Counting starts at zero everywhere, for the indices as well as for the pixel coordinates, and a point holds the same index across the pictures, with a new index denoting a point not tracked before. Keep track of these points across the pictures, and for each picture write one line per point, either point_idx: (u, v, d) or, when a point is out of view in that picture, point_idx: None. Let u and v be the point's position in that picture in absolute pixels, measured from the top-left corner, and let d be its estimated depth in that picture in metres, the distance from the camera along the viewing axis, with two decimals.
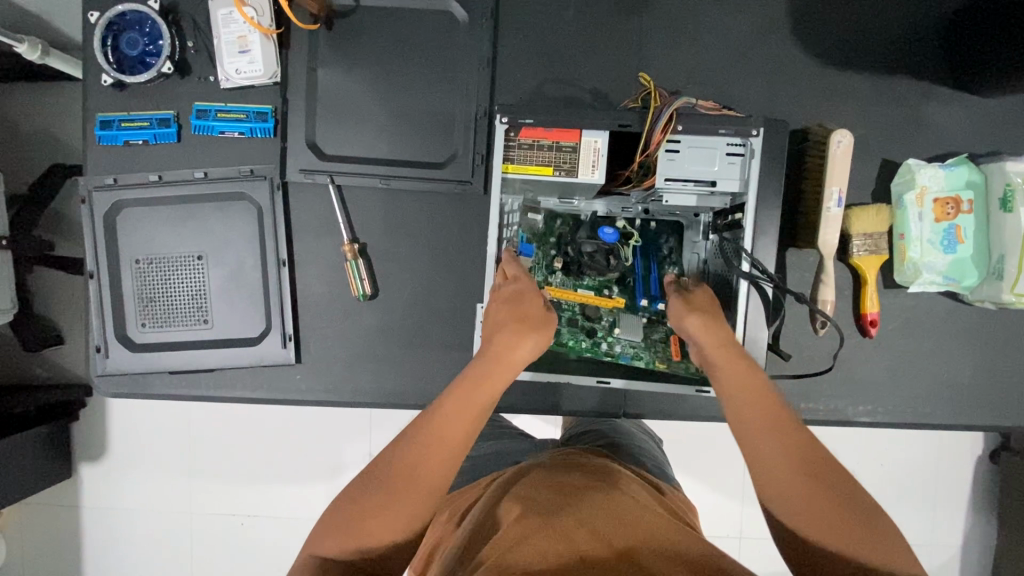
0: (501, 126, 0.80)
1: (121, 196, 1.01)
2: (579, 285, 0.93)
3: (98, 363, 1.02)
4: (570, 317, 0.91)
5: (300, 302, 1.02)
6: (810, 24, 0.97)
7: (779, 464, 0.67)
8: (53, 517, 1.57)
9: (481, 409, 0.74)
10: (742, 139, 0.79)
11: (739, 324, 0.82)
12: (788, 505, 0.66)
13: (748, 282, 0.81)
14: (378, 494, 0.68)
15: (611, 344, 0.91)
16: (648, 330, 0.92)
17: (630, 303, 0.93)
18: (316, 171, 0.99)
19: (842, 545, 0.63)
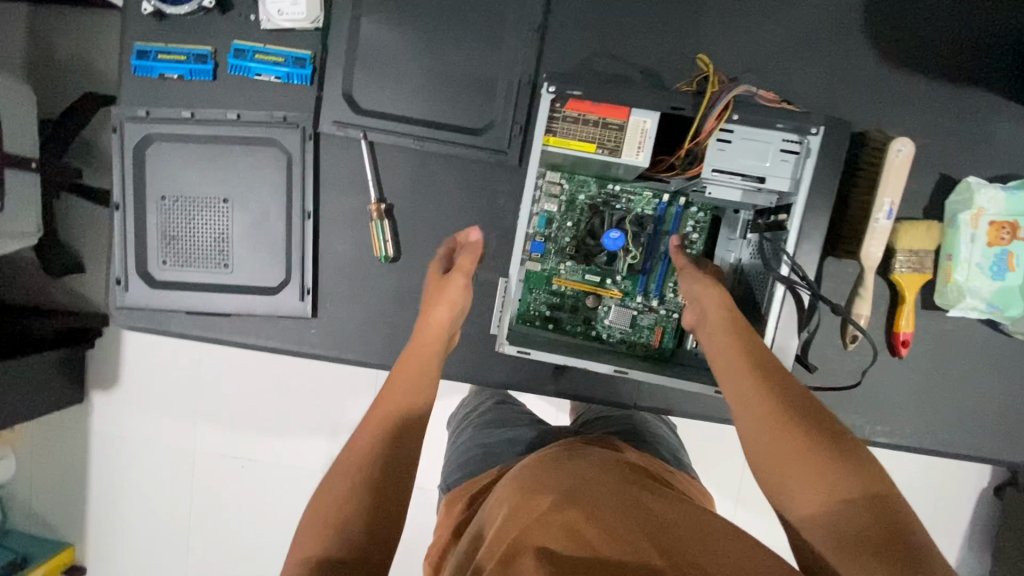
0: (547, 96, 0.77)
1: (152, 129, 0.99)
2: (585, 270, 0.91)
3: (118, 295, 1.02)
4: (573, 304, 0.92)
5: (321, 256, 1.00)
6: (883, 21, 0.91)
7: (756, 394, 0.65)
8: (64, 438, 1.62)
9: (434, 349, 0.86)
10: (799, 136, 0.76)
11: (771, 329, 0.79)
12: (754, 429, 0.63)
13: (784, 286, 0.78)
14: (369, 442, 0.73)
15: (604, 332, 0.93)
16: (637, 318, 0.91)
17: (625, 294, 0.91)
18: (350, 125, 0.97)
19: (813, 472, 0.58)
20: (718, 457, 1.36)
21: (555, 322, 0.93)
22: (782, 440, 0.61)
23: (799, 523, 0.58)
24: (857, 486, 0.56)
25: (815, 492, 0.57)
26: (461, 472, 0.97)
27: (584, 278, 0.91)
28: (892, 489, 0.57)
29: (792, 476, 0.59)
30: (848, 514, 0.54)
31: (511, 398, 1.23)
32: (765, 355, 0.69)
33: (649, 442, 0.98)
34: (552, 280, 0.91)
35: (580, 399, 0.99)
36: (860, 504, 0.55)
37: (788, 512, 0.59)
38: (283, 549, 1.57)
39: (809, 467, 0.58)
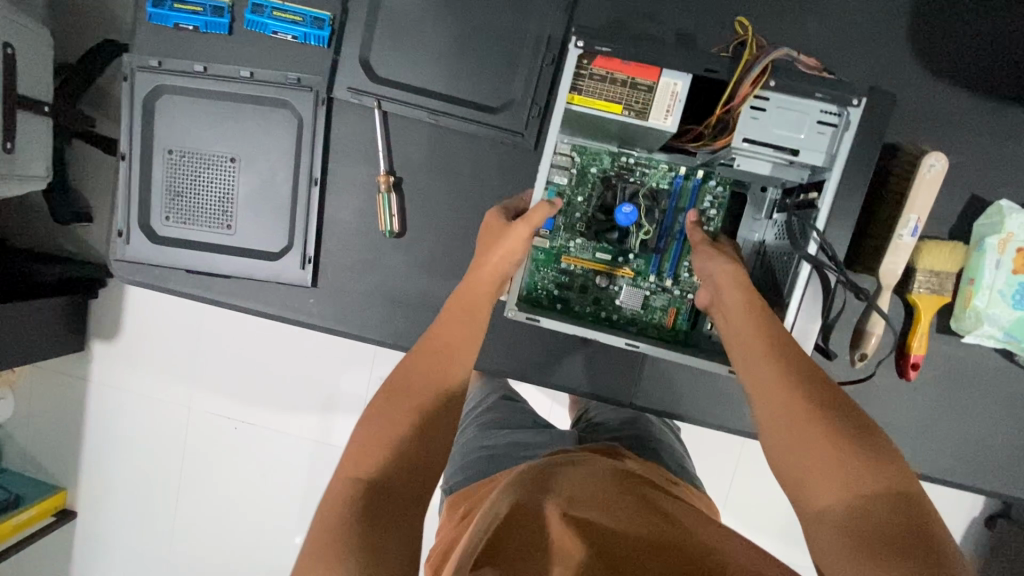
0: (574, 50, 0.72)
1: (163, 80, 0.97)
2: (596, 247, 0.88)
3: (118, 248, 1.00)
4: (582, 283, 0.90)
5: (325, 226, 0.98)
6: (928, 29, 0.87)
7: (772, 377, 0.62)
8: (63, 384, 1.63)
9: (479, 303, 0.78)
10: (838, 108, 0.72)
11: (792, 310, 0.77)
12: (769, 415, 0.60)
13: (811, 265, 0.75)
14: (399, 405, 0.66)
15: (613, 311, 0.90)
16: (649, 298, 0.89)
17: (638, 273, 0.88)
18: (365, 92, 0.94)
19: (827, 463, 0.55)
20: (710, 463, 1.35)
21: (564, 303, 0.91)
22: (796, 430, 0.58)
23: (811, 514, 0.55)
24: (876, 480, 0.53)
25: (829, 485, 0.54)
26: (464, 475, 0.98)
27: (595, 256, 0.88)
28: (913, 484, 0.54)
29: (807, 467, 0.56)
30: (866, 511, 0.52)
31: (514, 395, 1.24)
32: (785, 337, 0.66)
33: (654, 452, 0.99)
34: (561, 258, 0.89)
35: (575, 392, 0.99)
36: (877, 498, 0.52)
37: (801, 504, 0.56)
38: (269, 514, 1.58)
39: (824, 460, 0.55)
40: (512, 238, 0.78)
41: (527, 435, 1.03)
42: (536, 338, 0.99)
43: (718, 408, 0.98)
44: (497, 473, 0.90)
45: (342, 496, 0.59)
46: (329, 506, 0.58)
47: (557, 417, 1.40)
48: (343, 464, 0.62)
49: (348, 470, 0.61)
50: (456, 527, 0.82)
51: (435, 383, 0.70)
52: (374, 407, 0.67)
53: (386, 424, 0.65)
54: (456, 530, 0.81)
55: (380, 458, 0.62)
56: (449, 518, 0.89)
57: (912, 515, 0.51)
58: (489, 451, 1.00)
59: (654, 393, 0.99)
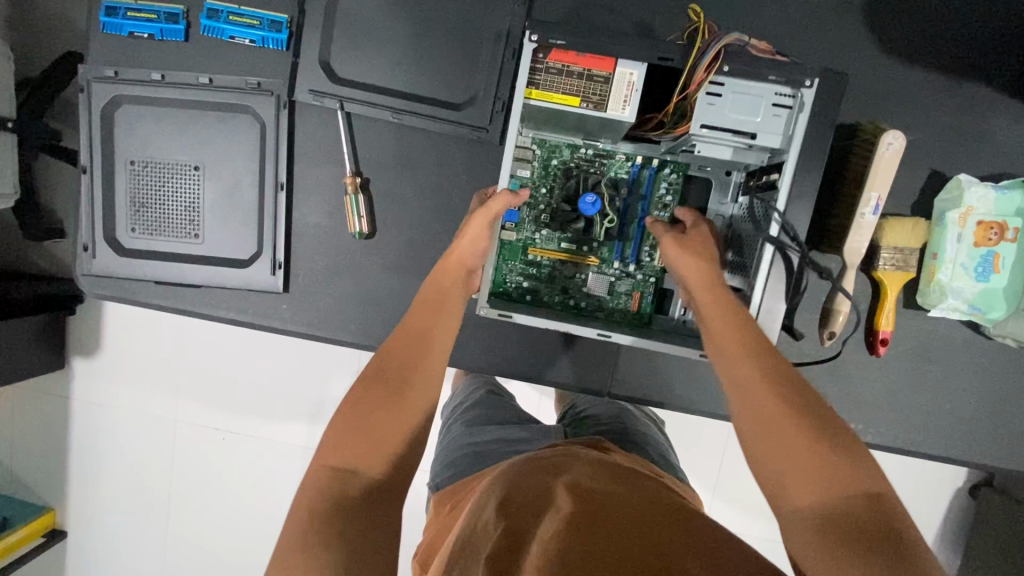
0: (528, 45, 0.73)
1: (121, 91, 0.96)
2: (561, 238, 0.88)
3: (85, 262, 0.99)
4: (551, 274, 0.90)
5: (294, 230, 0.98)
6: (882, 9, 0.88)
7: (754, 383, 0.61)
8: (44, 402, 1.61)
9: (452, 296, 0.76)
10: (792, 90, 0.72)
11: (758, 291, 0.78)
12: (748, 420, 0.60)
13: (774, 247, 0.76)
14: (374, 393, 0.63)
15: (581, 299, 0.91)
16: (615, 285, 0.90)
17: (603, 260, 0.89)
18: (326, 94, 0.93)
19: (802, 467, 0.56)
20: (696, 448, 1.36)
21: (534, 294, 0.91)
22: (772, 432, 0.58)
23: (785, 513, 0.56)
24: (851, 481, 0.54)
25: (801, 490, 0.55)
26: (449, 472, 0.98)
27: (560, 246, 0.89)
28: (881, 479, 0.55)
29: (784, 467, 0.56)
30: (841, 512, 0.53)
31: (499, 390, 1.25)
32: (758, 335, 0.66)
33: (637, 443, 1.00)
34: (528, 250, 0.89)
35: (554, 384, 1.00)
36: (847, 500, 0.54)
37: (778, 504, 0.57)
38: (259, 523, 1.58)
39: (803, 463, 0.56)
40: (475, 224, 0.77)
41: (512, 430, 1.03)
42: (512, 334, 0.99)
43: (695, 394, 0.99)
44: (474, 474, 0.91)
45: (319, 484, 0.57)
46: (304, 494, 0.56)
47: (543, 410, 1.40)
48: (320, 449, 0.60)
49: (326, 458, 0.59)
50: (442, 521, 0.82)
51: (415, 371, 0.66)
52: (355, 394, 0.63)
53: (367, 417, 0.61)
54: (441, 524, 0.81)
55: (366, 442, 0.60)
56: (434, 514, 0.90)
57: (883, 513, 0.53)
58: (474, 449, 1.00)
59: (632, 381, 0.99)
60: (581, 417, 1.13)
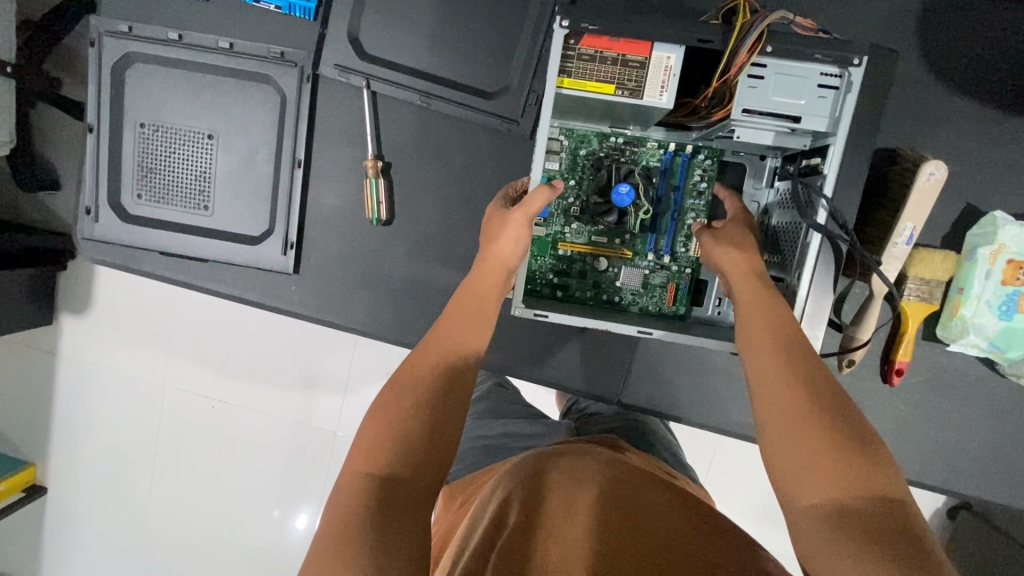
0: (560, 31, 0.66)
1: (134, 48, 0.90)
2: (592, 231, 0.86)
3: (87, 226, 0.95)
4: (582, 269, 0.88)
5: (308, 210, 0.94)
6: (936, 33, 0.85)
7: (778, 374, 0.58)
8: (30, 358, 1.57)
9: (489, 293, 0.74)
10: (839, 70, 0.66)
11: (806, 279, 0.71)
12: (767, 410, 0.57)
13: (821, 235, 0.70)
14: (406, 396, 0.61)
15: (614, 293, 0.89)
16: (648, 277, 0.88)
17: (636, 253, 0.87)
18: (352, 71, 0.88)
19: (817, 461, 0.52)
20: (689, 454, 1.37)
21: (565, 289, 0.89)
22: (792, 423, 0.55)
23: (794, 510, 0.52)
24: (868, 481, 0.50)
25: (814, 487, 0.51)
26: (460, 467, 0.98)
27: (591, 239, 0.87)
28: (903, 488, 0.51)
29: (802, 456, 0.53)
30: (854, 509, 0.49)
31: (506, 382, 1.23)
32: (795, 329, 0.62)
33: (648, 443, 1.01)
34: (557, 245, 0.87)
35: (563, 389, 0.98)
36: (861, 501, 0.50)
37: (786, 497, 0.53)
38: (245, 498, 1.56)
39: (816, 457, 0.52)
40: (513, 223, 0.74)
41: (518, 427, 1.03)
42: (525, 333, 0.97)
43: (705, 409, 0.98)
44: (488, 468, 0.90)
45: (353, 491, 0.54)
46: (339, 501, 0.54)
47: (541, 403, 1.39)
48: (351, 457, 0.58)
49: (357, 464, 0.57)
50: (455, 511, 0.82)
51: (439, 366, 0.65)
52: (380, 398, 0.62)
53: (396, 419, 0.59)
54: (454, 517, 0.80)
55: (391, 446, 0.57)
56: (444, 507, 0.88)
57: (903, 521, 0.49)
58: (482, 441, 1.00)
59: (643, 391, 0.98)
60: (587, 415, 1.12)
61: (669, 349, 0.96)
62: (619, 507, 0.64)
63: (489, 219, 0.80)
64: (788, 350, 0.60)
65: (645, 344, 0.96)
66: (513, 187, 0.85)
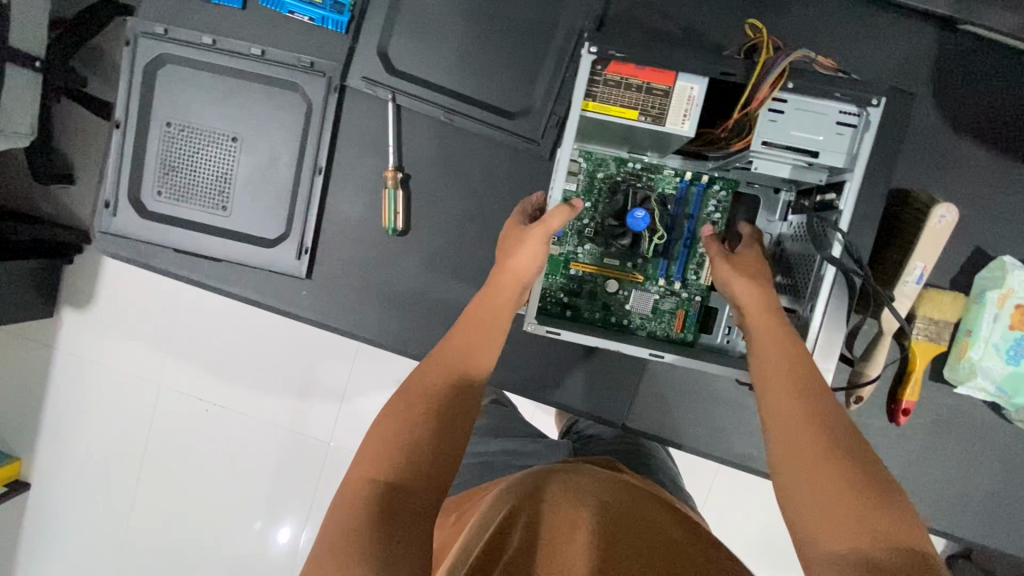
0: (588, 57, 0.69)
1: (167, 50, 0.92)
2: (605, 253, 0.87)
3: (104, 219, 0.96)
4: (592, 290, 0.88)
5: (326, 216, 0.95)
6: (950, 81, 0.87)
7: (797, 415, 0.58)
8: (26, 349, 1.56)
9: (502, 309, 0.73)
10: (857, 108, 0.68)
11: (819, 312, 0.72)
12: (786, 451, 0.56)
13: (835, 269, 0.70)
14: (415, 407, 0.61)
15: (622, 317, 0.89)
16: (658, 302, 0.88)
17: (647, 278, 0.87)
18: (379, 83, 0.90)
19: (836, 508, 0.52)
20: (688, 484, 1.35)
21: (574, 309, 0.89)
22: (812, 468, 0.54)
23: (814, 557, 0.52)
24: (889, 529, 0.50)
25: (835, 534, 0.51)
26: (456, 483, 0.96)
27: (603, 261, 0.88)
28: (921, 536, 0.51)
29: (813, 508, 0.53)
30: (876, 559, 0.49)
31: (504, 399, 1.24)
32: (811, 367, 0.62)
33: (648, 465, 1.00)
34: (569, 265, 0.88)
35: (568, 410, 0.97)
36: (881, 550, 0.49)
37: (805, 543, 0.53)
38: (232, 504, 1.53)
39: (836, 504, 0.52)
40: (532, 240, 0.74)
41: (520, 446, 1.02)
42: (533, 352, 0.97)
43: (710, 438, 0.97)
44: (484, 484, 0.88)
45: (359, 498, 0.54)
46: (345, 508, 0.53)
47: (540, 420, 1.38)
48: (358, 463, 0.57)
49: (365, 471, 0.56)
50: (451, 524, 0.80)
51: (449, 380, 0.65)
52: (388, 408, 0.61)
53: (404, 429, 0.59)
54: (449, 530, 0.79)
55: (399, 455, 0.57)
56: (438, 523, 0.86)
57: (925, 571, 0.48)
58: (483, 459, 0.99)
59: (648, 417, 0.97)
60: (587, 438, 1.11)
61: (676, 375, 0.96)
62: (624, 530, 0.63)
63: (504, 235, 0.80)
64: (806, 390, 0.60)
65: (653, 369, 0.96)
66: (529, 202, 0.85)
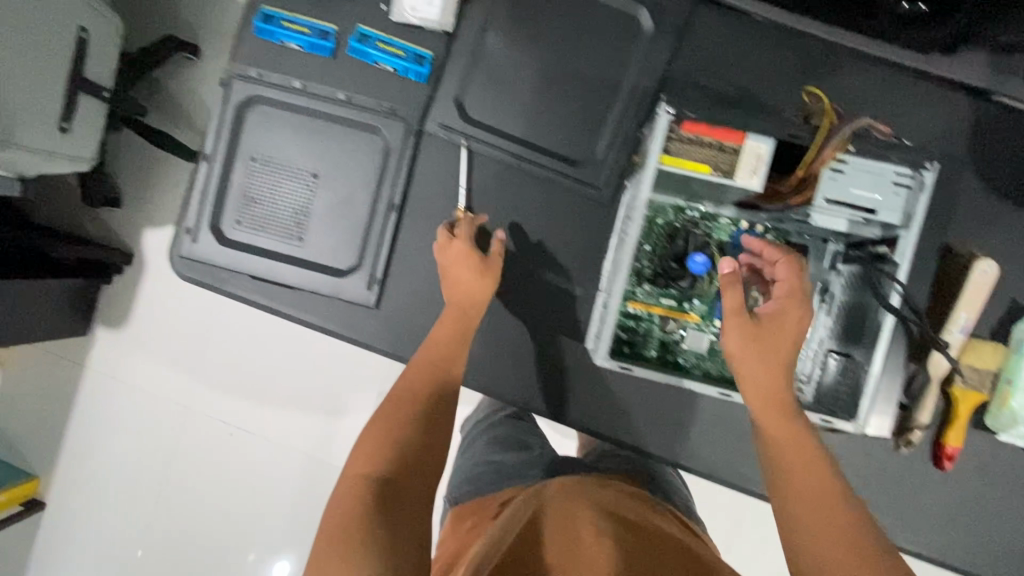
0: (666, 116, 0.76)
1: (259, 92, 1.00)
2: (662, 294, 0.92)
3: (185, 245, 1.01)
4: (648, 328, 0.92)
5: (395, 250, 1.01)
6: (985, 147, 0.95)
7: (793, 467, 0.73)
8: (60, 365, 1.58)
9: (461, 328, 0.90)
10: (912, 171, 0.74)
11: (879, 356, 0.81)
12: (789, 498, 0.71)
13: (893, 317, 0.79)
14: (406, 407, 0.86)
15: (676, 354, 0.93)
16: (712, 343, 0.92)
17: (703, 319, 0.92)
18: (455, 130, 0.98)
19: (831, 545, 0.66)
20: (719, 523, 1.36)
21: (630, 346, 0.93)
22: (810, 514, 0.69)
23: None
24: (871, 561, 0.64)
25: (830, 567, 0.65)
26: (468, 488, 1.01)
27: (661, 302, 0.92)
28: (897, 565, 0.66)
29: (825, 555, 0.65)
30: None
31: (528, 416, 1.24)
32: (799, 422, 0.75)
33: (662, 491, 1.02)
34: (628, 304, 0.91)
35: (619, 444, 1.00)
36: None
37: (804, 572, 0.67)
38: (263, 526, 1.55)
39: (832, 544, 0.66)
40: (453, 257, 0.92)
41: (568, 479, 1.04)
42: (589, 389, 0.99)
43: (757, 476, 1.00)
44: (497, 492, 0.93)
45: (353, 493, 0.73)
46: (339, 501, 0.72)
47: (562, 443, 1.40)
48: (351, 466, 0.78)
49: (354, 470, 0.77)
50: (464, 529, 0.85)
51: (427, 386, 0.88)
52: (382, 408, 0.86)
53: (392, 430, 0.82)
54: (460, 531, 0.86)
55: (384, 456, 0.78)
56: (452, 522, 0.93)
57: None
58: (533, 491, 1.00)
59: (699, 455, 0.99)
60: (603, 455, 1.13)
61: (726, 414, 0.99)
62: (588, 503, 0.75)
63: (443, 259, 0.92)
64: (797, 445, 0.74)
65: (704, 408, 0.99)
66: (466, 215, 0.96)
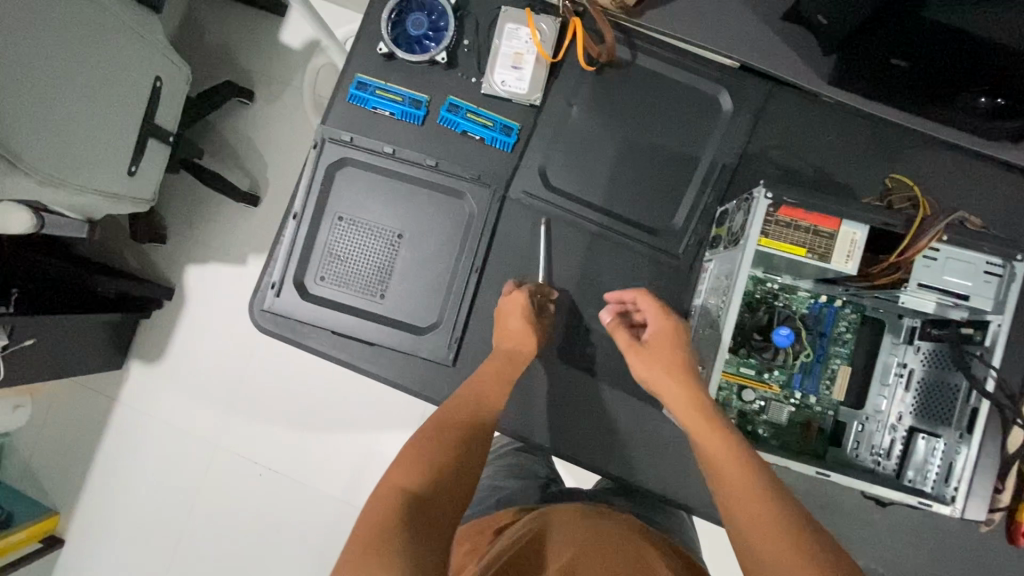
0: (764, 200, 0.79)
1: (350, 154, 1.03)
2: (743, 363, 0.91)
3: (267, 299, 1.03)
4: (726, 396, 0.92)
5: (474, 310, 1.02)
6: None
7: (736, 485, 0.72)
8: (97, 399, 1.56)
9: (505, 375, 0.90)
10: (1002, 261, 0.78)
11: (977, 442, 0.80)
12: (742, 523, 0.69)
13: (989, 402, 0.80)
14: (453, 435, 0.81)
15: (755, 425, 0.94)
16: (791, 414, 0.94)
17: (783, 391, 0.93)
18: (541, 198, 1.02)
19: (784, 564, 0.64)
20: None
21: None
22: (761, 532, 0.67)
23: None
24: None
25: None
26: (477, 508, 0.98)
27: (738, 370, 0.92)
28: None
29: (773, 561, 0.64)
30: None
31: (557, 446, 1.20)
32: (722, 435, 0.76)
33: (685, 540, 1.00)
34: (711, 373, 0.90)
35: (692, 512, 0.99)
36: None
37: None
38: None
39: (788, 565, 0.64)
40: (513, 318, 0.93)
41: None
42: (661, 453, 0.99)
43: None
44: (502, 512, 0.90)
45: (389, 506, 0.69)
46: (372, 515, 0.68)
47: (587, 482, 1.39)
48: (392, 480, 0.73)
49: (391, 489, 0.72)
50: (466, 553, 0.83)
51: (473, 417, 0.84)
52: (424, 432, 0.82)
53: (434, 454, 0.77)
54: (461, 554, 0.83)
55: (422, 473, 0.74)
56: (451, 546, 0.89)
57: None
58: None
59: None
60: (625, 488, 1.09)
61: None
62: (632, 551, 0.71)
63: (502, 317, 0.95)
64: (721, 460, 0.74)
65: None
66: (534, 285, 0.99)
